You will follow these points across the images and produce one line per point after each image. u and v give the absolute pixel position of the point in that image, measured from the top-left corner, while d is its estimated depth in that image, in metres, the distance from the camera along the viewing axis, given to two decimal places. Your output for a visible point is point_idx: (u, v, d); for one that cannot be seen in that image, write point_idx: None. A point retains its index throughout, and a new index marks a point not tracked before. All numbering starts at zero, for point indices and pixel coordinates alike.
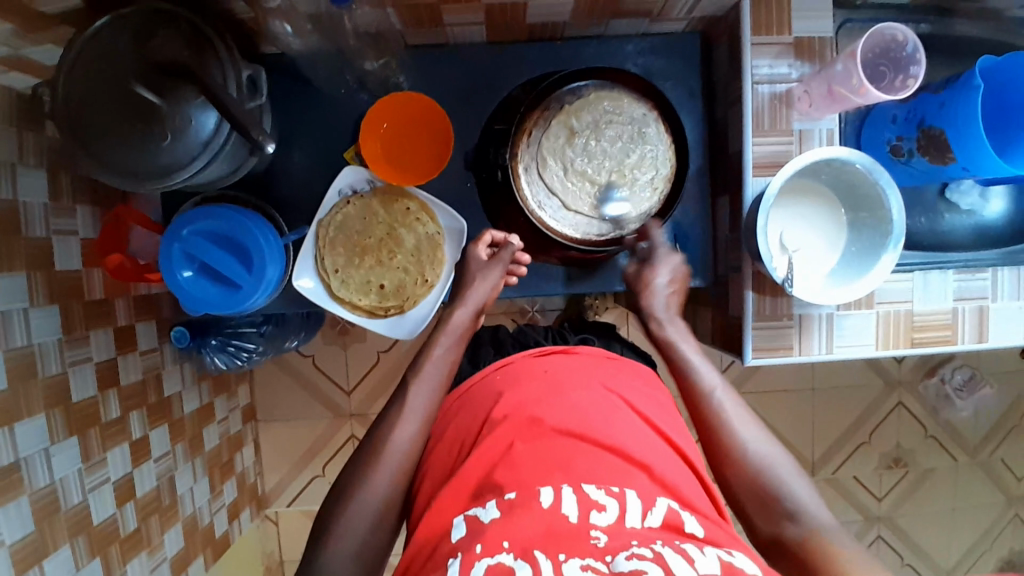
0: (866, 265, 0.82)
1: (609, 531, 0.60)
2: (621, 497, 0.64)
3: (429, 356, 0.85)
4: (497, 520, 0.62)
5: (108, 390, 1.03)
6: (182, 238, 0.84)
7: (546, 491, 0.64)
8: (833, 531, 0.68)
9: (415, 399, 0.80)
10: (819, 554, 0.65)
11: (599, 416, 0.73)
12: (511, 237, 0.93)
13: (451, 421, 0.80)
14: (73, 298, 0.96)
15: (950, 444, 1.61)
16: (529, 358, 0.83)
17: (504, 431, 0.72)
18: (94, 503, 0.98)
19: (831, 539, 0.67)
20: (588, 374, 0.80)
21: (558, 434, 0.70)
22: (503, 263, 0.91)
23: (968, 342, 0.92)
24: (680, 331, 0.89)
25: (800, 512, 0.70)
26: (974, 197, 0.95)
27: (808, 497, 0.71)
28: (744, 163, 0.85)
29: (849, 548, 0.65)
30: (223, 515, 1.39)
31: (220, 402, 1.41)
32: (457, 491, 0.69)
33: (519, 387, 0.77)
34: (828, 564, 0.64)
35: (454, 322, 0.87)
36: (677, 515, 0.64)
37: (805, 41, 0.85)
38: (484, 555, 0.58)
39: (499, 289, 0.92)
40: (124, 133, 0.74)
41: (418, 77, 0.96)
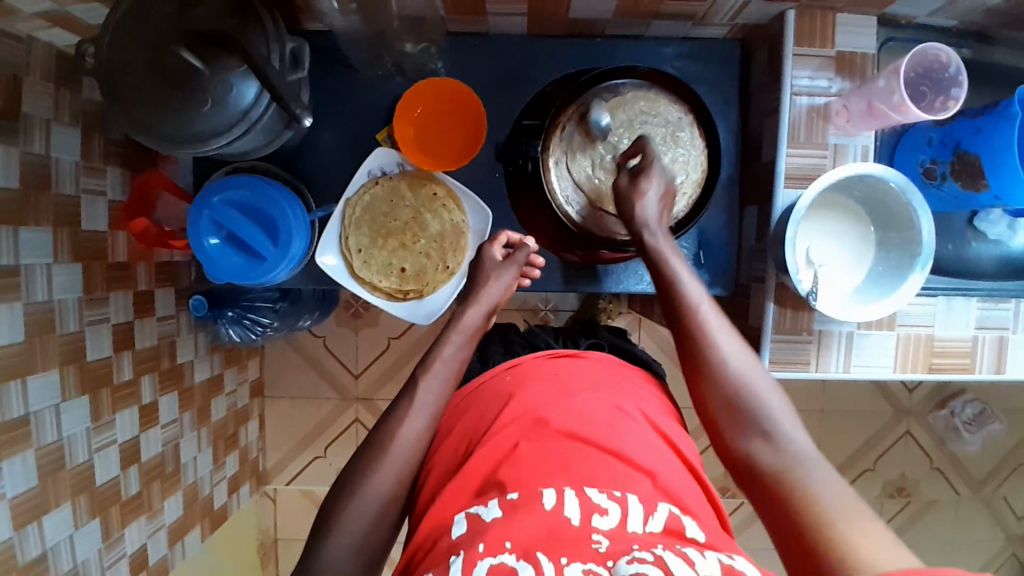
0: (891, 285, 0.81)
1: (610, 535, 0.60)
2: (622, 501, 0.63)
3: (439, 354, 0.83)
4: (498, 519, 0.62)
5: (122, 352, 1.04)
6: (212, 205, 0.84)
7: (548, 493, 0.63)
8: (810, 457, 0.66)
9: (426, 391, 0.80)
10: (791, 479, 0.64)
11: (606, 422, 0.72)
12: (527, 239, 0.93)
13: (459, 419, 0.81)
14: (95, 259, 0.97)
15: (955, 478, 1.59)
16: (539, 360, 0.84)
17: (511, 430, 0.72)
18: (99, 464, 0.99)
19: (807, 468, 0.65)
20: (598, 378, 0.80)
21: (563, 436, 0.70)
22: (517, 265, 0.90)
23: (986, 371, 0.92)
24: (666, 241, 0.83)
25: (778, 438, 0.68)
26: (1002, 228, 0.94)
27: (786, 418, 0.70)
28: (775, 174, 0.85)
29: (822, 474, 0.64)
30: (223, 487, 1.40)
31: (229, 374, 1.42)
32: (462, 486, 0.69)
33: (528, 388, 0.77)
34: (797, 493, 0.63)
35: (467, 322, 0.86)
36: (678, 521, 0.64)
37: (847, 56, 0.84)
38: (486, 554, 0.58)
39: (512, 289, 0.91)
40: (162, 96, 0.74)
41: (455, 64, 0.96)
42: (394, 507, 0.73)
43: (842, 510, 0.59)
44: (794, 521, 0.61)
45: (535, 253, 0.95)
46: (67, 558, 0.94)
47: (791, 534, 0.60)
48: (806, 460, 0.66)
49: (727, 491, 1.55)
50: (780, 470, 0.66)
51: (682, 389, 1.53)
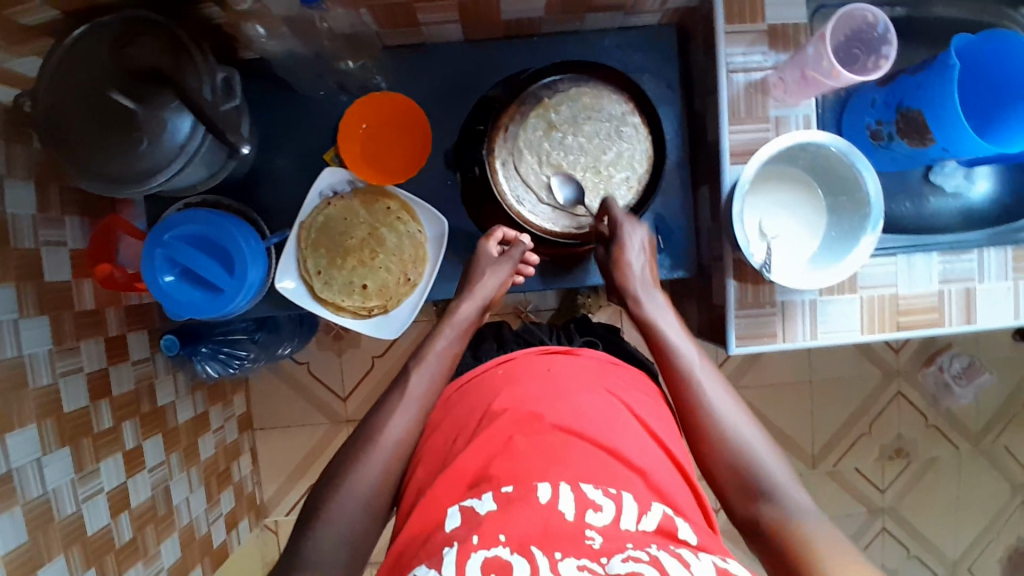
0: (846, 248, 0.81)
1: (604, 532, 0.60)
2: (617, 498, 0.64)
3: (432, 348, 0.84)
4: (493, 512, 0.62)
5: (100, 400, 1.04)
6: (165, 243, 0.84)
7: (543, 487, 0.63)
8: (814, 517, 0.67)
9: (415, 384, 0.80)
10: (796, 541, 0.65)
11: (594, 415, 0.72)
12: (522, 235, 0.90)
13: (448, 414, 0.79)
14: (63, 310, 0.97)
15: (951, 432, 1.59)
16: (532, 355, 0.82)
17: (504, 423, 0.71)
18: (88, 513, 0.98)
19: (812, 527, 0.66)
20: (589, 374, 0.79)
21: (557, 431, 0.69)
22: (512, 261, 0.89)
23: (956, 324, 0.91)
24: (657, 304, 0.85)
25: (778, 496, 0.70)
26: (959, 179, 0.95)
27: (785, 478, 0.71)
28: (720, 152, 0.85)
29: (828, 533, 0.65)
30: (222, 524, 1.39)
31: (215, 411, 1.41)
32: (454, 478, 0.68)
33: (521, 384, 0.76)
34: (806, 553, 0.64)
35: (458, 317, 0.87)
36: (671, 521, 0.64)
37: (779, 29, 0.84)
38: (480, 547, 0.58)
39: (508, 285, 0.91)
40: (104, 140, 0.75)
41: (396, 78, 0.96)
42: (378, 524, 0.73)
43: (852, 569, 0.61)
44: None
45: (531, 252, 0.94)
46: None
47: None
48: (811, 520, 0.67)
49: None
50: (785, 529, 0.67)
51: None
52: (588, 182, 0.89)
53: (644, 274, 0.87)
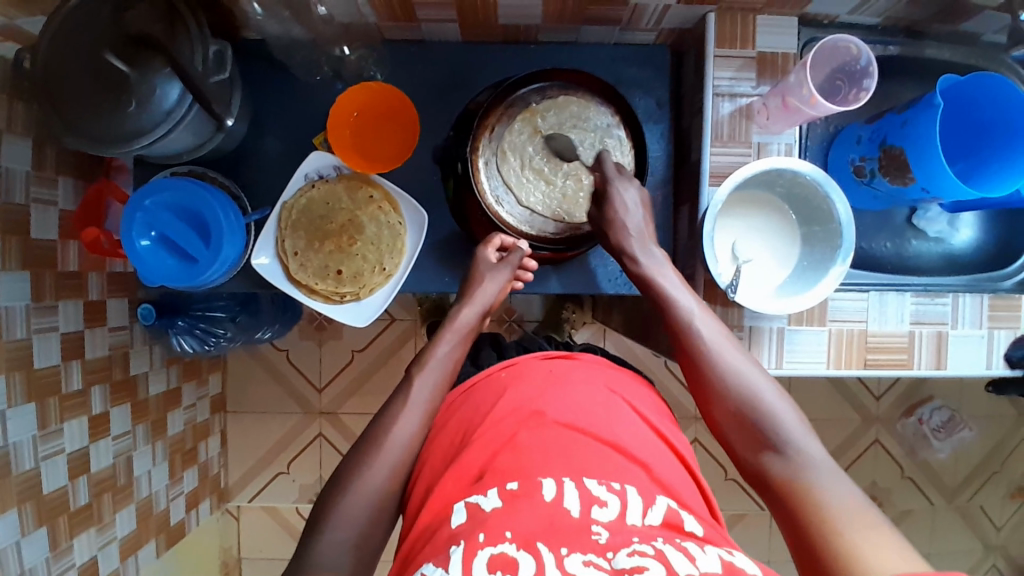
0: (813, 279, 0.82)
1: (610, 527, 0.59)
2: (621, 494, 0.62)
3: (432, 354, 0.83)
4: (498, 508, 0.60)
5: (72, 361, 1.04)
6: (145, 208, 0.85)
7: (548, 484, 0.62)
8: (820, 463, 0.68)
9: (417, 394, 0.79)
10: (799, 488, 0.66)
11: (597, 412, 0.72)
12: (520, 242, 0.91)
13: (452, 416, 0.78)
14: (45, 268, 0.98)
15: (927, 486, 1.57)
16: (535, 361, 0.79)
17: (508, 421, 0.70)
18: (46, 472, 0.98)
19: (814, 474, 0.67)
20: (594, 374, 0.78)
21: (561, 426, 0.69)
22: (511, 267, 0.89)
23: (925, 367, 0.91)
24: (655, 260, 0.86)
25: (784, 444, 0.70)
26: (942, 224, 0.96)
27: (795, 426, 0.72)
28: (701, 173, 0.86)
29: (834, 482, 0.65)
30: (181, 503, 1.38)
31: (188, 388, 1.41)
32: (458, 475, 0.67)
33: (524, 383, 0.75)
34: (805, 502, 0.65)
35: (459, 322, 0.87)
36: (677, 514, 0.63)
37: (769, 57, 0.86)
38: (486, 544, 0.56)
39: (506, 291, 0.92)
40: (95, 100, 0.76)
41: (392, 71, 0.98)
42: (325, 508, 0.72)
43: (848, 513, 0.62)
44: (804, 523, 0.63)
45: (529, 257, 0.94)
46: (13, 566, 0.92)
47: (803, 534, 0.63)
48: (816, 467, 0.68)
49: None
50: (788, 479, 0.68)
51: None
52: (568, 188, 0.91)
53: (641, 228, 0.87)
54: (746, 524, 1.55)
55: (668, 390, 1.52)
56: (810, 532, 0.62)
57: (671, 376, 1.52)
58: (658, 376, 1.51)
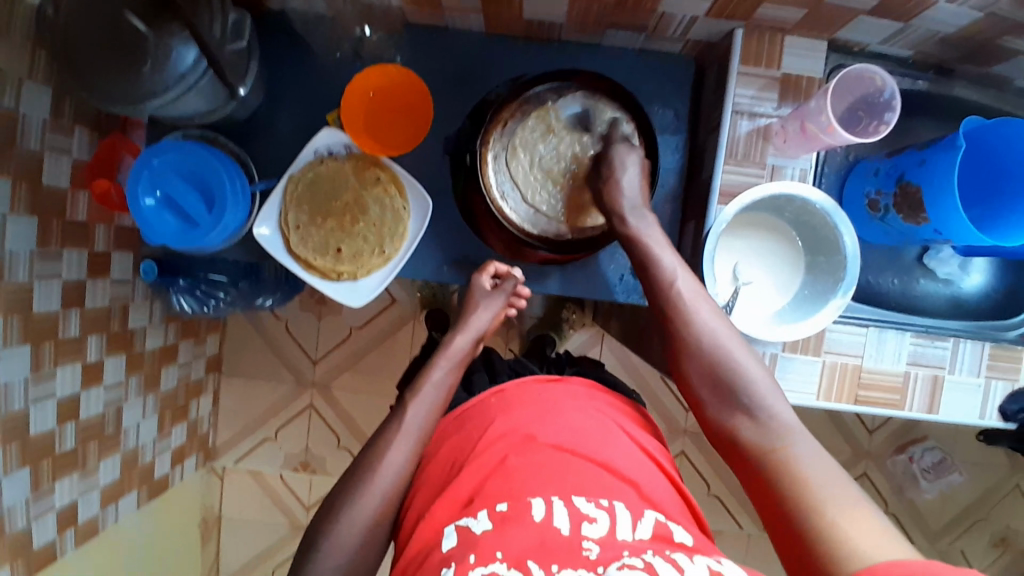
0: (813, 309, 0.81)
1: (601, 542, 0.59)
2: (610, 510, 0.62)
3: (427, 378, 0.83)
4: (489, 531, 0.60)
5: (71, 308, 1.05)
6: (152, 167, 0.85)
7: (537, 505, 0.62)
8: (794, 431, 0.68)
9: (411, 419, 0.78)
10: (773, 457, 0.67)
11: (587, 435, 0.71)
12: (514, 270, 0.95)
13: (445, 442, 0.78)
14: (53, 215, 0.98)
15: (910, 525, 1.56)
16: (525, 384, 0.80)
17: (498, 446, 0.70)
18: (34, 415, 0.99)
19: (789, 443, 0.68)
20: (582, 401, 0.77)
21: (550, 449, 0.68)
22: (506, 295, 0.92)
23: (916, 409, 0.89)
24: (645, 224, 0.84)
25: (759, 413, 0.71)
26: (954, 266, 0.94)
27: (771, 393, 0.72)
28: (710, 190, 0.84)
29: (808, 449, 0.66)
30: (167, 458, 1.40)
31: (185, 346, 1.42)
32: (449, 500, 0.66)
33: (514, 408, 0.75)
34: (781, 472, 0.65)
35: (454, 348, 0.87)
36: (666, 527, 0.63)
37: (792, 78, 0.84)
38: (477, 565, 0.56)
39: (499, 319, 0.94)
40: (109, 56, 0.76)
41: (412, 55, 0.97)
42: None
43: (821, 482, 0.62)
44: (777, 493, 0.64)
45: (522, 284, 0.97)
46: None
47: (776, 504, 0.64)
48: (791, 436, 0.68)
49: None
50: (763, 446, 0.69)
51: None
52: (574, 189, 0.90)
53: (637, 192, 0.86)
54: (723, 542, 1.55)
55: (659, 402, 1.51)
56: (787, 499, 0.63)
57: (664, 387, 1.51)
58: (650, 385, 1.51)
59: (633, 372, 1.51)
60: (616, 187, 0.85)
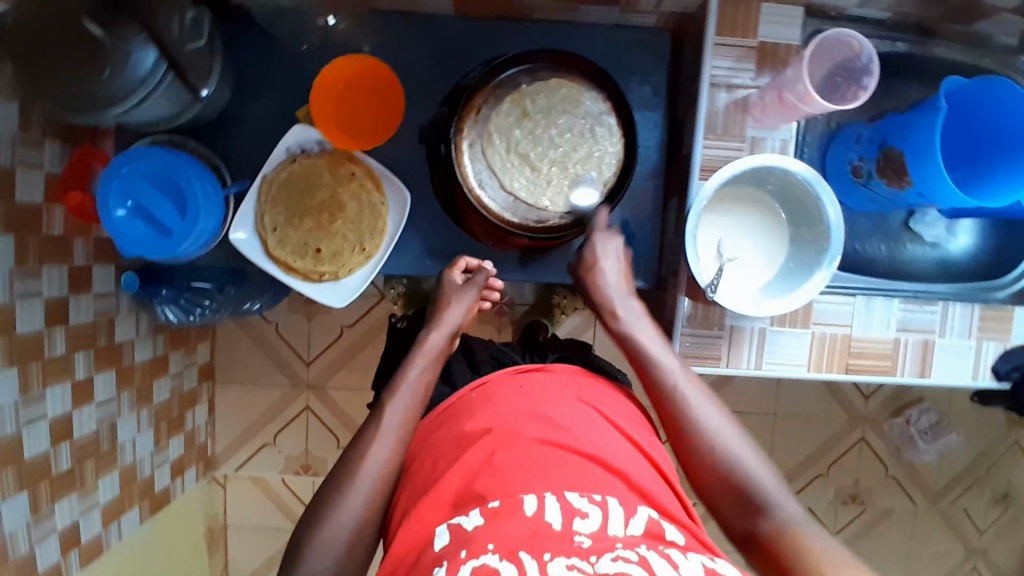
0: (798, 282, 0.80)
1: (593, 536, 0.58)
2: (603, 504, 0.61)
3: (404, 376, 0.80)
4: (480, 527, 0.59)
5: (55, 327, 1.03)
6: (122, 175, 0.83)
7: (529, 499, 0.61)
8: (803, 522, 0.67)
9: (392, 417, 0.76)
10: (787, 545, 0.65)
11: (573, 423, 0.71)
12: (484, 262, 0.95)
13: (427, 441, 0.76)
14: (29, 232, 0.96)
15: (911, 487, 1.57)
16: (507, 374, 0.79)
17: (486, 441, 0.68)
18: (27, 437, 0.98)
19: (802, 534, 0.66)
20: (564, 389, 0.76)
21: (537, 443, 0.67)
22: (478, 288, 0.91)
23: (908, 374, 0.89)
24: (633, 313, 0.85)
25: (766, 504, 0.69)
26: (939, 229, 0.93)
27: (776, 487, 0.70)
28: (691, 166, 0.83)
29: (821, 538, 0.65)
30: (167, 470, 1.39)
31: (175, 356, 1.41)
32: (436, 499, 0.66)
33: (497, 401, 0.74)
34: (801, 562, 0.63)
35: (429, 344, 0.84)
36: (658, 524, 0.62)
37: (769, 48, 0.83)
38: (469, 558, 0.56)
39: (473, 312, 0.92)
40: (65, 64, 0.73)
41: (382, 45, 0.95)
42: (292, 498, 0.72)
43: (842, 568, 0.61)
44: None
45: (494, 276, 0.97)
46: None
47: None
48: (801, 527, 0.67)
49: None
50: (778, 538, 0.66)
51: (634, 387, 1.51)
52: (554, 175, 0.87)
53: (621, 283, 0.87)
54: None
55: None
56: None
57: None
58: None
59: None
60: (600, 285, 0.86)
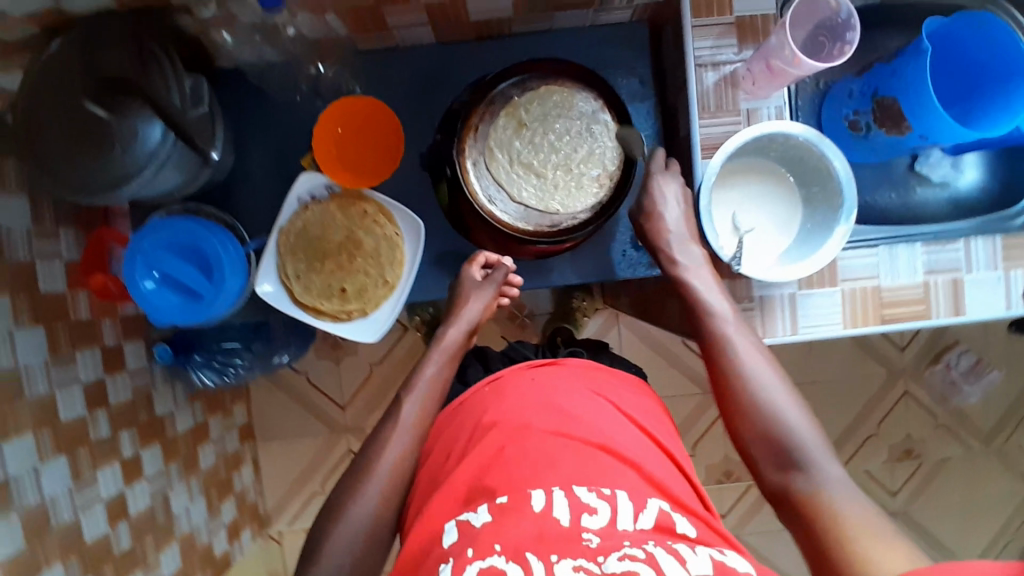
0: (820, 241, 0.80)
1: (601, 533, 0.60)
2: (611, 499, 0.63)
3: (421, 373, 0.84)
4: (488, 524, 0.61)
5: (97, 409, 1.05)
6: (145, 249, 0.86)
7: (537, 495, 0.62)
8: (839, 483, 0.70)
9: (407, 413, 0.80)
10: (818, 504, 0.69)
11: (585, 415, 0.72)
12: (504, 258, 0.94)
13: (439, 436, 0.79)
14: (58, 321, 0.98)
15: (962, 432, 1.55)
16: (518, 369, 0.80)
17: (496, 434, 0.70)
18: (86, 521, 0.99)
19: (835, 495, 0.69)
20: (576, 380, 0.78)
21: (548, 435, 0.69)
22: (496, 284, 0.92)
23: (943, 316, 0.89)
24: (693, 260, 0.85)
25: (807, 462, 0.72)
26: (946, 168, 0.94)
27: (817, 446, 0.73)
28: (692, 146, 0.85)
29: (853, 501, 0.68)
30: (223, 534, 1.40)
31: (214, 422, 1.42)
32: (447, 495, 0.67)
33: (508, 395, 0.75)
34: (828, 520, 0.67)
35: (446, 342, 0.88)
36: (669, 516, 0.63)
37: (747, 21, 0.84)
38: (475, 558, 0.57)
39: (491, 308, 0.94)
40: (77, 150, 0.76)
41: (371, 84, 0.98)
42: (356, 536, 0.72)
43: (870, 529, 0.64)
44: (824, 541, 0.66)
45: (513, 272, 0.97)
46: None
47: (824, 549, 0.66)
48: (836, 486, 0.70)
49: (731, 476, 1.53)
50: (812, 500, 0.69)
51: (669, 378, 1.51)
52: (560, 179, 0.88)
53: (681, 229, 0.86)
54: None
55: (688, 367, 1.51)
56: (833, 547, 0.65)
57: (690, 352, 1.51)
58: (676, 354, 1.51)
59: (657, 344, 1.50)
60: (659, 230, 0.86)
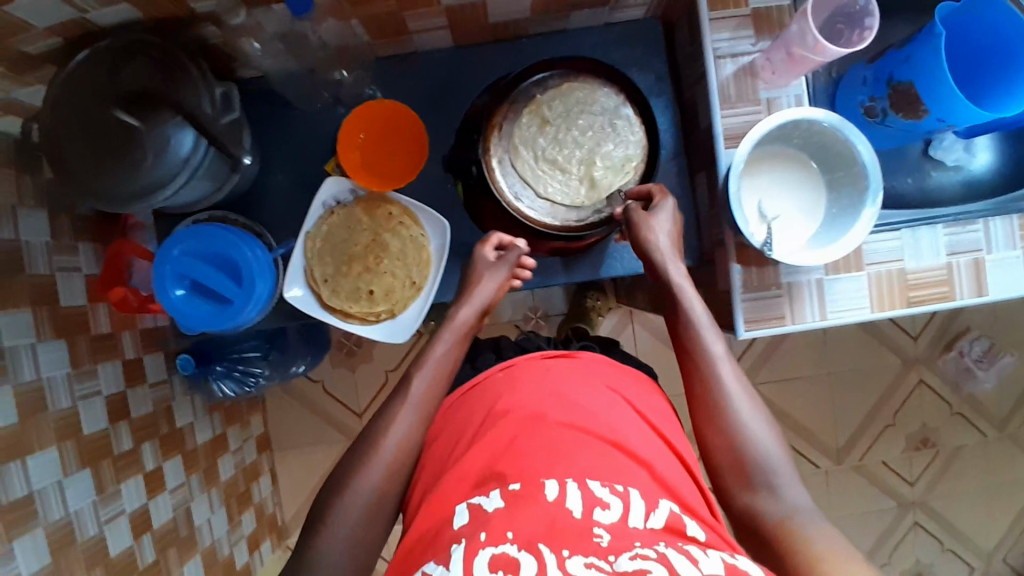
0: (847, 223, 0.82)
1: (611, 530, 0.59)
2: (624, 496, 0.62)
3: (431, 353, 0.82)
4: (500, 510, 0.61)
5: (119, 422, 1.04)
6: (174, 258, 0.86)
7: (551, 485, 0.63)
8: (807, 512, 0.67)
9: (416, 392, 0.78)
10: (788, 530, 0.66)
11: (602, 412, 0.72)
12: (518, 241, 0.92)
13: (450, 419, 0.78)
14: (78, 333, 0.98)
15: (977, 419, 1.56)
16: (533, 359, 0.80)
17: (509, 424, 0.70)
18: (110, 535, 0.97)
19: (804, 522, 0.66)
20: (592, 375, 0.78)
21: (563, 428, 0.69)
22: (508, 266, 0.89)
23: (967, 296, 0.90)
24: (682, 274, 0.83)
25: (778, 488, 0.69)
26: (959, 151, 0.95)
27: (786, 473, 0.70)
28: (715, 136, 0.86)
29: (819, 530, 0.65)
30: (243, 546, 1.38)
31: (232, 433, 1.41)
32: (460, 478, 0.68)
33: (522, 385, 0.75)
34: (795, 545, 0.64)
35: (457, 320, 0.85)
36: (679, 519, 0.63)
37: (763, 12, 0.86)
38: (487, 544, 0.57)
39: (504, 290, 0.91)
40: (110, 160, 0.77)
41: (389, 88, 0.99)
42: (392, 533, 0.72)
43: (837, 556, 0.61)
44: (786, 567, 0.62)
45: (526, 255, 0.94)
46: None
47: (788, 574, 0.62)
48: (802, 514, 0.67)
49: None
50: (784, 527, 0.66)
51: None
52: (584, 175, 0.90)
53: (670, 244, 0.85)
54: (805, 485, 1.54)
55: None
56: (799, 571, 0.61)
57: None
58: None
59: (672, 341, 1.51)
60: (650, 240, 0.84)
